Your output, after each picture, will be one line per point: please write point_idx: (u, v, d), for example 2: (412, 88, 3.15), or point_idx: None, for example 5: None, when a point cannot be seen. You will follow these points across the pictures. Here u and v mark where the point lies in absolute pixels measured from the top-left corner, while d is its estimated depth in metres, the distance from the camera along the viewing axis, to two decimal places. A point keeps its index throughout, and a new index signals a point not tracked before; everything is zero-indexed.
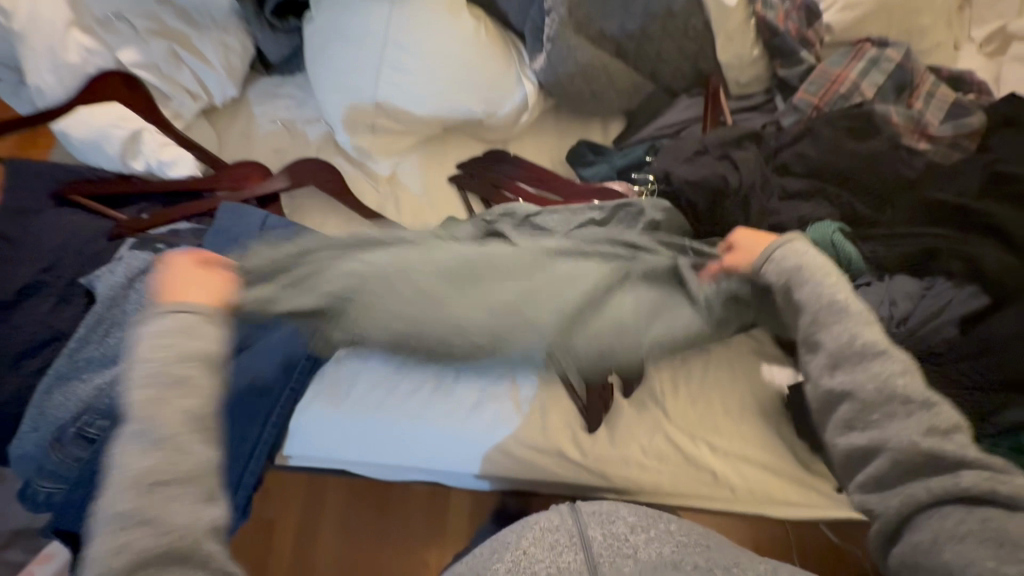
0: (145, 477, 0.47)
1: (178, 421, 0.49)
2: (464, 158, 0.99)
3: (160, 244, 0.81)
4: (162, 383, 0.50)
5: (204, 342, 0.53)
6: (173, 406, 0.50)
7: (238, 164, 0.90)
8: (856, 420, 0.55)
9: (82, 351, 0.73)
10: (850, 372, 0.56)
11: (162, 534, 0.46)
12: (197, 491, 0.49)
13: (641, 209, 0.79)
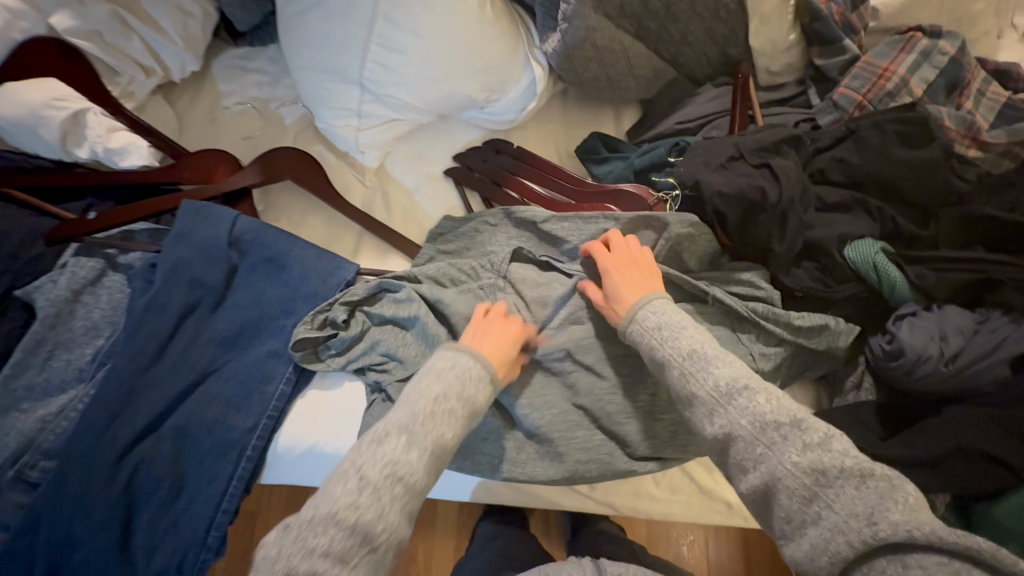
0: (371, 467, 0.50)
1: (428, 441, 0.52)
2: (462, 148, 0.88)
3: (110, 250, 0.71)
4: (431, 405, 0.54)
5: (481, 390, 0.57)
6: (431, 427, 0.53)
7: (200, 152, 0.77)
8: None
9: (18, 379, 0.63)
10: None
11: (352, 532, 0.47)
12: (395, 506, 0.50)
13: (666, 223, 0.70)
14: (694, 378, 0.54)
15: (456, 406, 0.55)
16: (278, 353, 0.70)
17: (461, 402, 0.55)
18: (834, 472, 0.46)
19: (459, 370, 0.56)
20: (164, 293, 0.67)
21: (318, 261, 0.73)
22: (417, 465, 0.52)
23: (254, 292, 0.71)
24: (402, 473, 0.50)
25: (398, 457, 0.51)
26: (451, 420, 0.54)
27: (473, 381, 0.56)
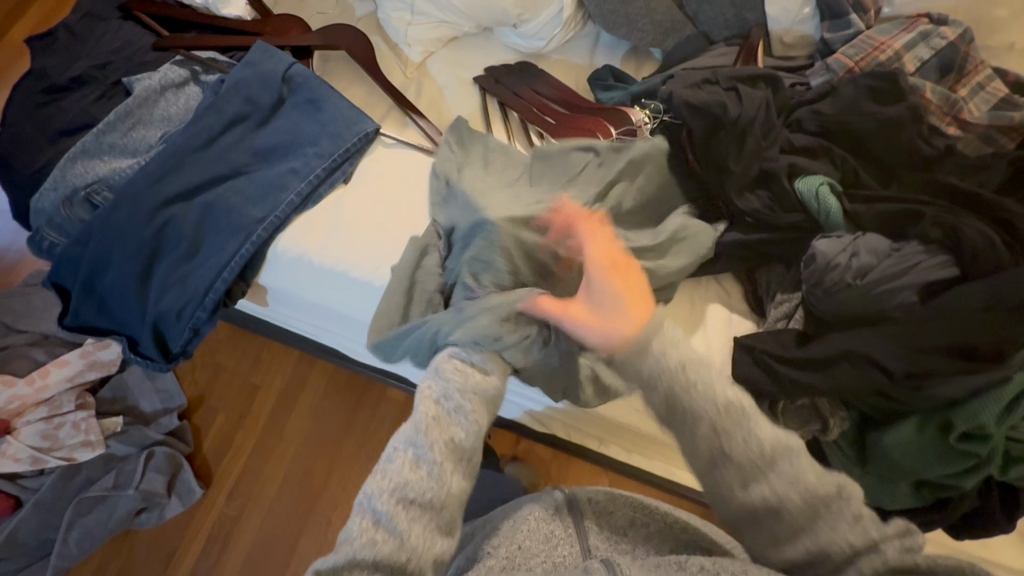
0: (399, 492, 0.53)
1: (443, 450, 0.56)
2: (494, 63, 1.02)
3: (198, 67, 0.89)
4: (436, 412, 0.59)
5: (486, 383, 0.64)
6: (446, 432, 0.58)
7: (282, 16, 0.96)
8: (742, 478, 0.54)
9: (107, 135, 0.82)
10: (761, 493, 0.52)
11: (400, 547, 0.51)
12: (437, 525, 0.54)
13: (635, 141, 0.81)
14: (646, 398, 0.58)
15: (472, 395, 0.61)
16: (298, 171, 0.85)
17: (470, 401, 0.61)
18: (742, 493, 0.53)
19: (458, 361, 0.65)
20: (225, 101, 0.85)
21: (347, 110, 0.89)
22: (433, 475, 0.55)
23: (292, 120, 0.87)
24: (428, 484, 0.54)
25: (406, 477, 0.54)
26: (463, 421, 0.59)
27: (476, 372, 0.64)
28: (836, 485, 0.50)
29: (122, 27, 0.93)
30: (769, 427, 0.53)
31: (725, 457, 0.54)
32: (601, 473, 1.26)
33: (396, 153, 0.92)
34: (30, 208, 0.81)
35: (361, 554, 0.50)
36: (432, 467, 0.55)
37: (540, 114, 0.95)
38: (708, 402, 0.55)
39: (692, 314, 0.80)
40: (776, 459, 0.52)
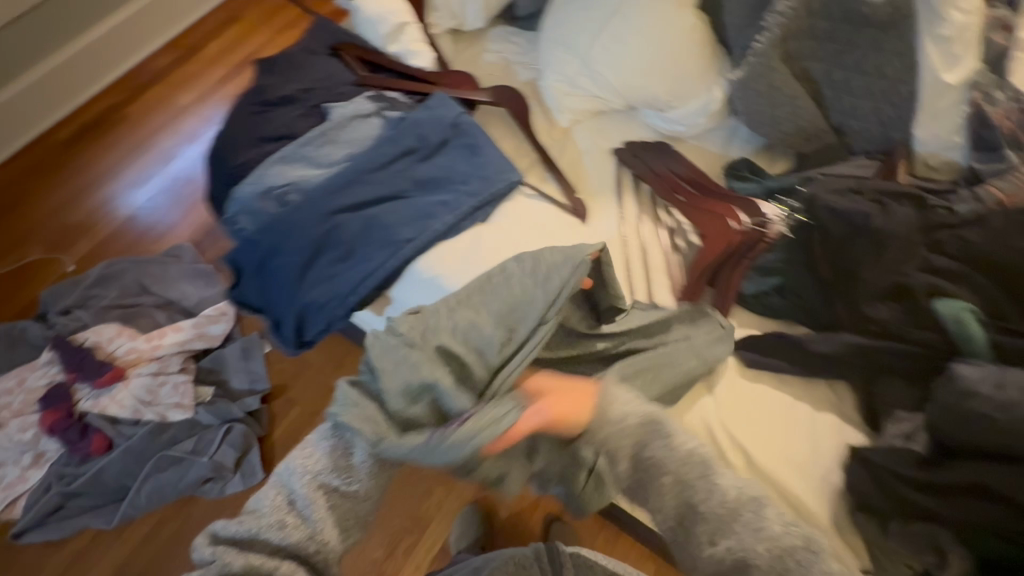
0: (320, 477, 0.66)
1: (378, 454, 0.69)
2: (632, 139, 1.10)
3: (384, 103, 1.04)
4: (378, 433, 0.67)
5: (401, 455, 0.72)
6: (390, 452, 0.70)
7: (459, 72, 1.11)
8: (714, 534, 0.61)
9: (305, 147, 0.97)
10: (725, 540, 0.61)
11: (309, 535, 0.63)
12: (344, 519, 0.66)
13: (765, 269, 0.88)
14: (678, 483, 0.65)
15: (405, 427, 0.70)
16: (448, 204, 0.95)
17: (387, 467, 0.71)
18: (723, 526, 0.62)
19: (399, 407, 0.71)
20: (401, 135, 0.97)
21: (499, 160, 0.99)
22: (356, 471, 0.67)
23: (451, 159, 0.98)
24: (349, 476, 0.67)
25: (329, 466, 0.67)
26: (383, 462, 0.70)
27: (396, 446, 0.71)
28: (804, 539, 0.59)
29: (329, 62, 1.11)
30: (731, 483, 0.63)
31: (696, 512, 0.63)
32: (648, 557, 1.22)
33: (537, 206, 1.01)
34: (232, 196, 0.96)
35: (268, 531, 0.62)
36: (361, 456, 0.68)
37: (673, 193, 1.01)
38: (666, 447, 0.66)
39: (797, 412, 0.82)
40: (742, 509, 0.62)
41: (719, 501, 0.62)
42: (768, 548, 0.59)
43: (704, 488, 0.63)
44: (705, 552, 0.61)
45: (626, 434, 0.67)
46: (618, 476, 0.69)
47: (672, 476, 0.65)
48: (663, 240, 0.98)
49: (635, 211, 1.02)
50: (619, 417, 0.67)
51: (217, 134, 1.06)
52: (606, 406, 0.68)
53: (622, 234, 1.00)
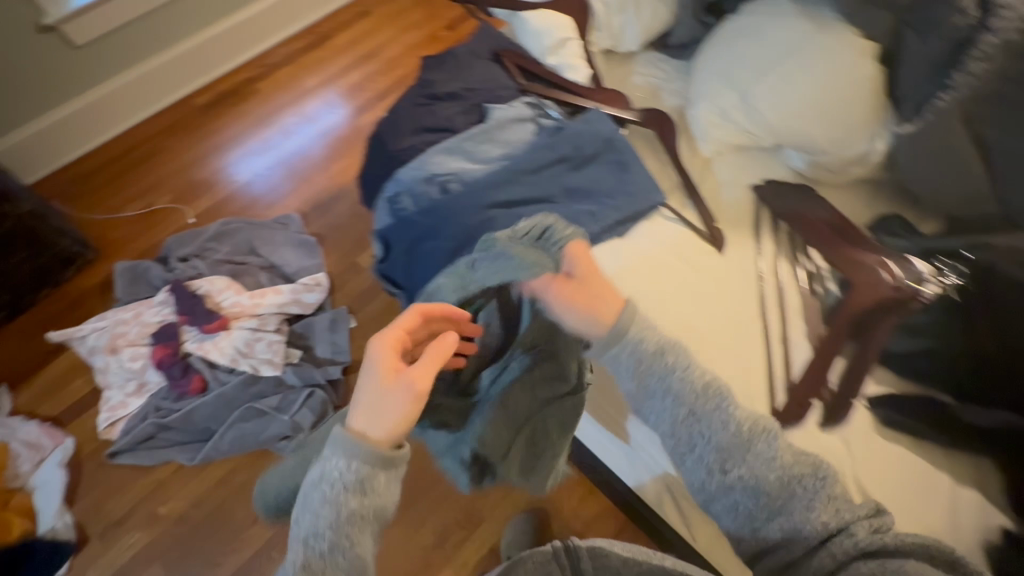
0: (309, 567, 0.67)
1: (357, 507, 0.68)
2: (774, 178, 1.11)
3: (541, 112, 1.10)
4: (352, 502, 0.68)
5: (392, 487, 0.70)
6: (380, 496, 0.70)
7: (612, 90, 1.15)
8: (729, 462, 0.74)
9: (470, 142, 1.03)
10: (738, 466, 0.73)
11: None
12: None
13: (920, 332, 0.86)
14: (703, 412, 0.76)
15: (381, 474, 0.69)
16: (594, 214, 0.98)
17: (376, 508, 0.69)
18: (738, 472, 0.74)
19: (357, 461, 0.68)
20: (560, 142, 1.02)
21: (646, 182, 1.02)
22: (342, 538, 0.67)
23: (601, 173, 1.01)
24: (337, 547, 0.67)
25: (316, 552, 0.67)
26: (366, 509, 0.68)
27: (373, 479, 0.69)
28: (811, 465, 0.74)
29: (491, 65, 1.18)
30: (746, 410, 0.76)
31: (712, 441, 0.75)
32: None
33: (676, 230, 1.03)
34: (395, 176, 1.03)
35: None
36: (351, 500, 0.68)
37: (819, 240, 0.98)
38: (686, 378, 0.77)
39: (936, 476, 0.82)
40: (755, 439, 0.74)
41: (732, 432, 0.74)
42: (777, 476, 0.72)
43: (717, 419, 0.75)
44: (716, 477, 0.75)
45: (640, 356, 0.78)
46: (627, 388, 0.80)
47: (686, 408, 0.76)
48: (802, 282, 0.98)
49: (772, 249, 1.03)
50: (633, 342, 0.77)
51: (383, 120, 1.15)
52: (622, 331, 0.78)
53: (757, 271, 1.01)
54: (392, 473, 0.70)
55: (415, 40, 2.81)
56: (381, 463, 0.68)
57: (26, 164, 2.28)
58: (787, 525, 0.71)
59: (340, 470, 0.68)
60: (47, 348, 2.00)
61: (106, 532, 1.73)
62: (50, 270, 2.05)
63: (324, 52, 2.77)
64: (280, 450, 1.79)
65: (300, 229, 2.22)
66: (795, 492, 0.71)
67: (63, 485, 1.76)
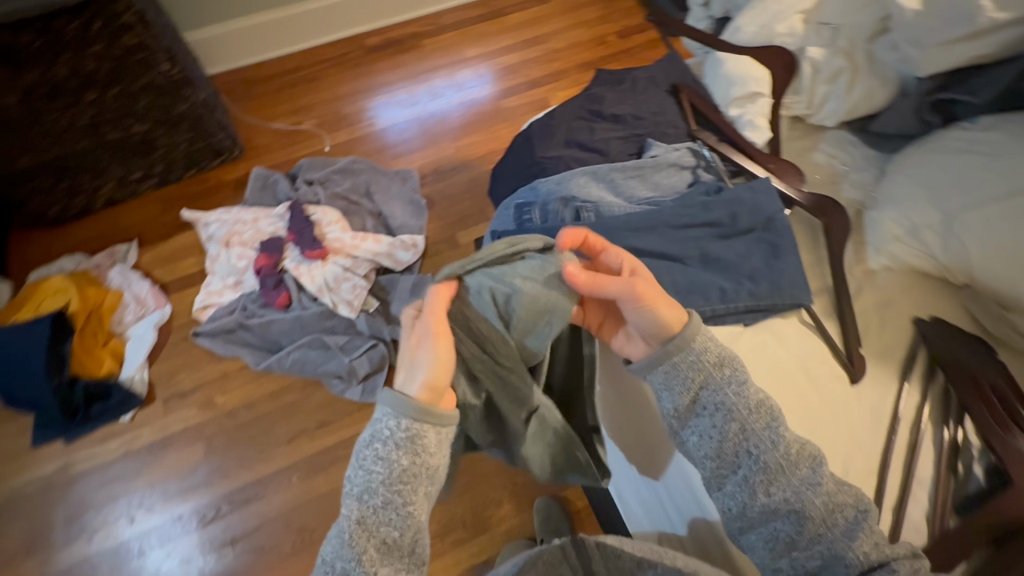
0: (372, 536, 0.67)
1: (410, 466, 0.68)
2: (945, 316, 0.95)
3: (701, 163, 1.02)
4: (405, 462, 0.68)
5: (437, 443, 0.69)
6: (427, 457, 0.69)
7: (788, 162, 1.03)
8: (770, 481, 0.73)
9: (618, 174, 0.97)
10: (777, 488, 0.72)
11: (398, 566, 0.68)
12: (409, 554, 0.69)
13: None
14: (750, 427, 0.74)
15: (422, 430, 0.68)
16: (726, 291, 0.89)
17: (423, 467, 0.69)
18: (778, 501, 0.72)
19: (398, 432, 0.68)
20: (716, 205, 0.93)
21: (797, 276, 0.91)
22: (395, 493, 0.68)
23: (748, 250, 0.91)
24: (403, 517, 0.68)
25: (369, 515, 0.67)
26: (419, 467, 0.69)
27: (408, 446, 0.68)
28: (855, 498, 0.73)
29: (665, 99, 1.10)
30: (792, 433, 0.75)
31: (762, 461, 0.73)
32: None
33: (808, 340, 0.92)
34: (532, 184, 1.00)
35: None
36: (401, 459, 0.67)
37: (983, 414, 0.81)
38: (738, 395, 0.74)
39: None
40: (802, 461, 0.74)
41: (781, 453, 0.73)
42: (822, 502, 0.72)
43: (768, 437, 0.74)
44: (758, 499, 0.73)
45: (699, 369, 0.74)
46: (671, 407, 0.76)
47: (739, 423, 0.74)
48: (943, 453, 0.83)
49: (919, 404, 0.88)
50: (694, 353, 0.74)
51: (539, 121, 1.12)
52: (687, 339, 0.74)
53: (890, 418, 0.87)
54: (443, 431, 0.70)
55: (583, 38, 2.77)
56: (427, 418, 0.68)
57: (214, 56, 2.53)
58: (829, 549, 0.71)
59: (392, 427, 0.68)
60: (177, 222, 2.22)
61: (169, 400, 1.89)
62: (201, 156, 2.25)
63: (493, 26, 2.80)
64: (331, 386, 1.86)
65: (416, 188, 2.28)
66: (837, 522, 0.71)
67: (150, 345, 1.95)
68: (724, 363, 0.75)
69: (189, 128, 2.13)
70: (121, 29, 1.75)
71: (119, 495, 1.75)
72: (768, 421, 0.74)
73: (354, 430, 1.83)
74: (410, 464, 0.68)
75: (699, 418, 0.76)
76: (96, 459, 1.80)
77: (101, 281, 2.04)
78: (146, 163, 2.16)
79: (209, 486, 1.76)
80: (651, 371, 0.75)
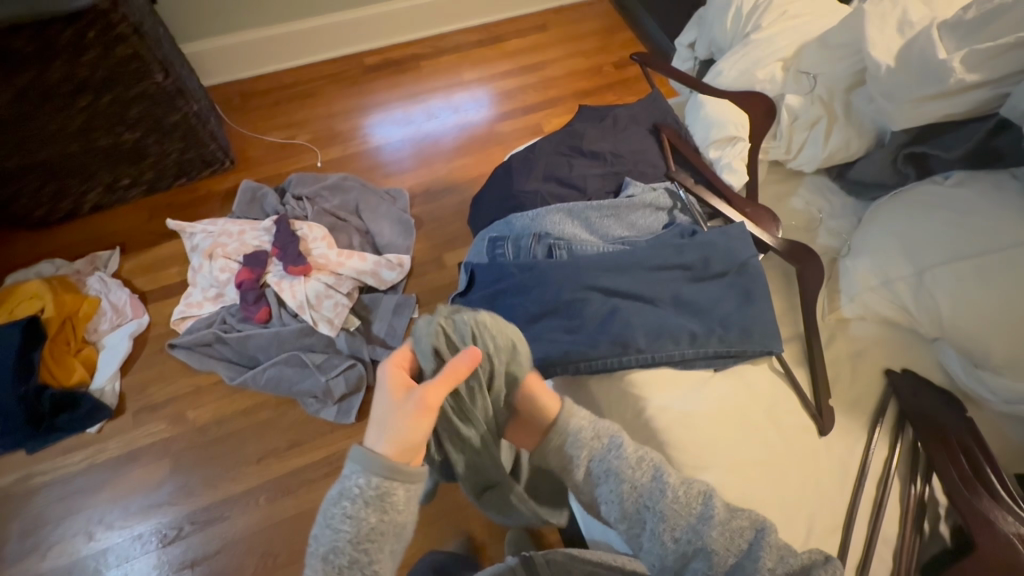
0: None
1: (376, 523, 0.63)
2: (915, 369, 0.95)
3: (677, 204, 1.01)
4: (373, 523, 0.63)
5: (408, 501, 0.65)
6: (399, 514, 0.65)
7: (762, 208, 1.03)
8: (674, 526, 0.73)
9: (593, 213, 0.97)
10: (682, 531, 0.73)
11: None
12: None
13: None
14: (637, 479, 0.74)
15: (388, 486, 0.64)
16: (695, 336, 0.88)
17: (392, 525, 0.64)
18: (692, 544, 0.72)
19: (367, 492, 0.63)
20: (689, 248, 0.93)
21: (768, 323, 0.90)
22: (360, 553, 0.63)
23: (719, 295, 0.91)
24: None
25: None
26: (389, 526, 0.64)
27: (378, 504, 0.63)
28: (752, 525, 0.73)
29: (646, 138, 1.11)
30: (677, 478, 0.75)
31: (653, 508, 0.73)
32: None
33: (778, 389, 0.90)
34: (508, 218, 1.00)
35: None
36: (369, 518, 0.63)
37: (952, 476, 0.80)
38: (620, 456, 0.75)
39: None
40: (698, 500, 0.74)
41: (671, 498, 0.73)
42: (721, 532, 0.72)
43: (657, 487, 0.74)
44: (668, 547, 0.73)
45: (582, 443, 0.75)
46: (573, 482, 0.76)
47: (629, 483, 0.73)
48: (910, 511, 0.81)
49: (887, 456, 0.87)
50: (574, 428, 0.75)
51: (520, 153, 1.12)
52: (564, 420, 0.75)
53: (857, 471, 0.85)
54: (412, 487, 0.65)
55: (579, 67, 2.81)
56: (397, 476, 0.64)
57: (212, 67, 2.54)
58: None
59: (360, 487, 0.63)
60: (162, 231, 2.21)
61: (139, 412, 1.85)
62: (191, 165, 2.25)
63: (491, 52, 2.84)
64: (306, 406, 1.83)
65: (405, 208, 2.27)
66: (741, 550, 0.72)
67: (124, 356, 1.92)
68: (607, 429, 0.77)
69: (181, 137, 2.12)
70: (116, 39, 1.75)
71: (79, 510, 1.70)
72: (650, 471, 0.75)
73: (327, 451, 1.80)
74: (378, 522, 0.63)
75: (594, 484, 0.75)
76: (60, 471, 1.75)
77: (79, 288, 2.01)
78: (135, 171, 2.15)
79: (174, 504, 1.71)
80: (546, 451, 0.77)
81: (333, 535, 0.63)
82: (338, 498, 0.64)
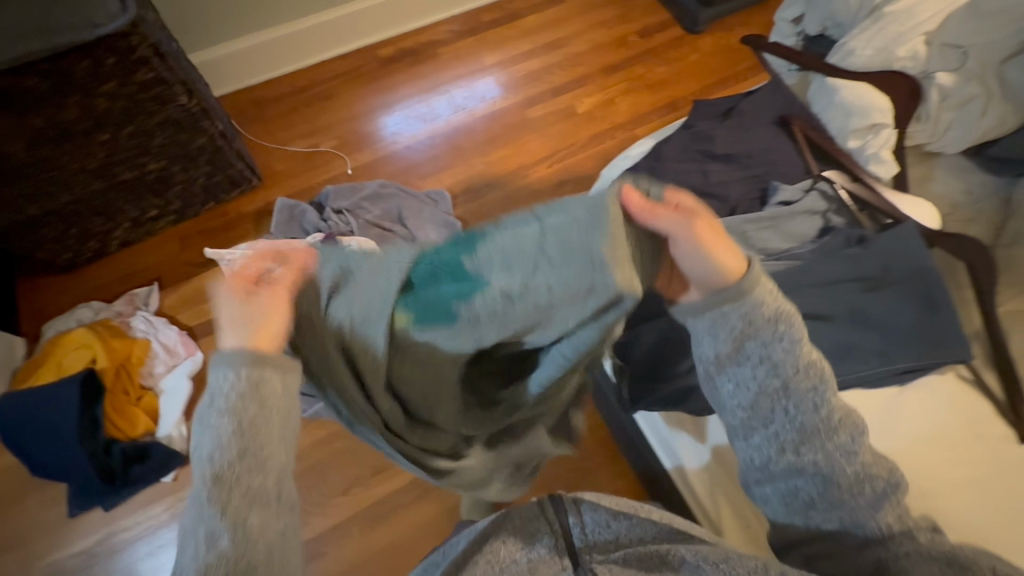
0: (233, 495, 0.54)
1: (254, 414, 0.56)
2: None
3: (831, 207, 0.95)
4: (252, 413, 0.55)
5: (279, 391, 0.57)
6: (273, 403, 0.56)
7: (914, 199, 0.98)
8: (798, 446, 0.69)
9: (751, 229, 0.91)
10: (806, 450, 0.69)
11: (274, 531, 0.56)
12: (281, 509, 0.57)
13: None
14: (790, 379, 0.68)
15: (247, 374, 0.55)
16: (886, 353, 0.82)
17: (273, 415, 0.57)
18: (808, 461, 0.69)
19: (232, 384, 0.55)
20: (865, 259, 0.87)
21: (955, 331, 0.83)
22: (236, 448, 0.55)
23: (902, 307, 0.83)
24: (262, 470, 0.56)
25: (219, 475, 0.54)
26: (273, 415, 0.57)
27: (246, 395, 0.55)
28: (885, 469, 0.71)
29: (777, 134, 1.04)
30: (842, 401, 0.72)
31: (805, 431, 0.69)
32: None
33: (967, 401, 0.86)
34: None
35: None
36: (242, 404, 0.55)
37: None
38: (787, 351, 0.67)
39: None
40: (841, 428, 0.69)
41: (822, 416, 0.68)
42: (854, 471, 0.69)
43: (810, 399, 0.68)
44: (785, 456, 0.69)
45: (749, 320, 0.66)
46: (713, 354, 0.68)
47: (780, 381, 0.68)
48: None
49: None
50: (752, 303, 0.65)
51: (645, 163, 1.05)
52: (742, 290, 0.65)
53: None
54: (288, 373, 0.57)
55: (603, 39, 2.66)
56: (260, 364, 0.56)
57: (222, 77, 2.37)
58: (850, 517, 0.70)
59: (226, 380, 0.55)
60: (199, 260, 2.08)
61: None
62: (220, 189, 2.11)
63: (510, 31, 2.67)
64: None
65: (449, 210, 2.16)
66: (864, 490, 0.69)
67: (184, 400, 1.79)
68: (776, 318, 0.67)
69: (207, 162, 1.96)
70: (137, 63, 1.55)
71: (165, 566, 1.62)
72: (807, 373, 0.68)
73: None
74: (249, 411, 0.55)
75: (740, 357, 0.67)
76: (136, 527, 1.66)
77: (125, 331, 1.88)
78: (160, 201, 2.00)
79: None
80: (696, 316, 0.67)
81: (211, 439, 0.55)
82: (207, 404, 0.56)
